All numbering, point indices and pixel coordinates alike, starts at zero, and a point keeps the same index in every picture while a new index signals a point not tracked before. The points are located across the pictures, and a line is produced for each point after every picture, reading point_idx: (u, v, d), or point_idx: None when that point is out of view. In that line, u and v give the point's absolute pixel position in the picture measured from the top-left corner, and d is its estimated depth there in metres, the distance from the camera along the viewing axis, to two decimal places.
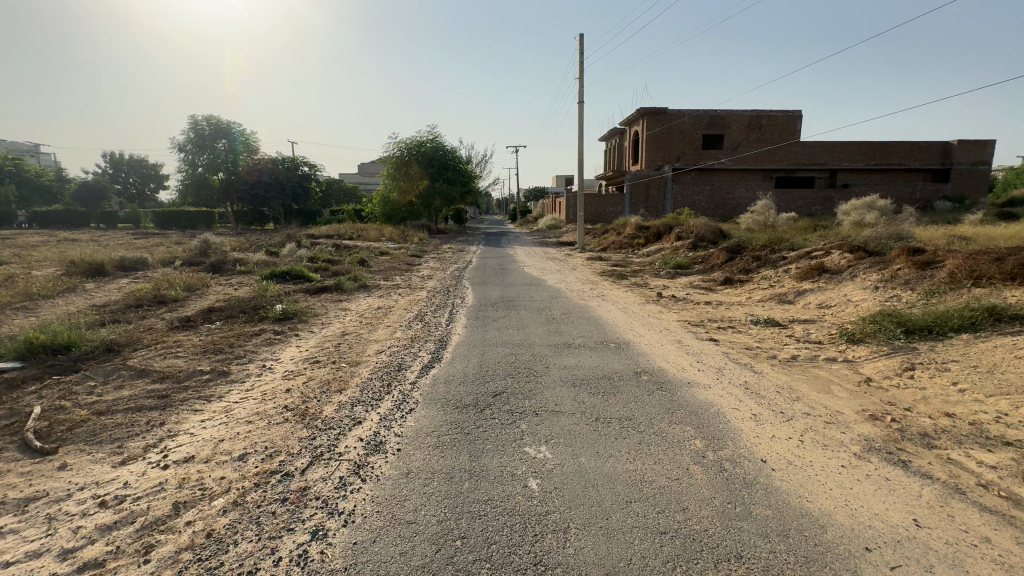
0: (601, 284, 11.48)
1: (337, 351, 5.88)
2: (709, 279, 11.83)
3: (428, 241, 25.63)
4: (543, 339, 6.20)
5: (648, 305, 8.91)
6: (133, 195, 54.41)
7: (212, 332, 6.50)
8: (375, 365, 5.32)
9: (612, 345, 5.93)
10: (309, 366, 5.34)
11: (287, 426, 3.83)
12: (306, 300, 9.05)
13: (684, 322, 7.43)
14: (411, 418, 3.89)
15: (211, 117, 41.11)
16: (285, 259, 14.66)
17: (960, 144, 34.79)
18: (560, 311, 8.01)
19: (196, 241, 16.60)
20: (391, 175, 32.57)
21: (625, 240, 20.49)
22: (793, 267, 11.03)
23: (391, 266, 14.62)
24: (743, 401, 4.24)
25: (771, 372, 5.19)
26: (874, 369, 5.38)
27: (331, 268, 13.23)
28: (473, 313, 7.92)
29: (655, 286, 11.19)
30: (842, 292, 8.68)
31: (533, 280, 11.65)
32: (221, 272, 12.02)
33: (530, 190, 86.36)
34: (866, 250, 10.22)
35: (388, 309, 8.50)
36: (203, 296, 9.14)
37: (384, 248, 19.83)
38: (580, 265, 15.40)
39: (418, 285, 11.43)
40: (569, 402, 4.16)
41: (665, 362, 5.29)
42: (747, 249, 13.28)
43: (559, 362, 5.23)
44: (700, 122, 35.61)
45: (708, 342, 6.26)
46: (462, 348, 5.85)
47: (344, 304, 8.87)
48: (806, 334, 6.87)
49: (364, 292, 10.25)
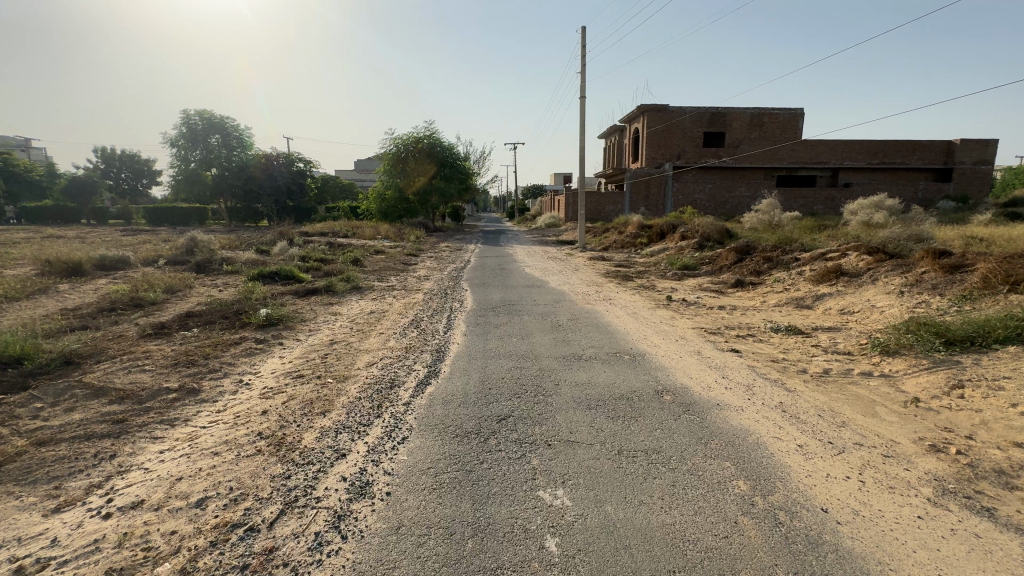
0: (606, 285, 10.96)
1: (324, 364, 5.32)
2: (719, 281, 11.32)
3: (425, 240, 25.03)
4: (550, 349, 5.66)
5: (659, 309, 8.39)
6: (125, 190, 53.36)
7: (188, 341, 5.94)
8: (365, 381, 4.77)
9: (626, 357, 5.39)
10: (291, 381, 4.78)
11: (258, 460, 3.27)
12: (295, 303, 8.48)
13: (700, 329, 6.92)
14: (404, 450, 3.34)
15: (203, 112, 40.27)
16: (276, 259, 14.07)
17: (962, 143, 34.46)
18: (566, 317, 7.47)
19: (183, 239, 16.00)
20: (387, 171, 32.01)
21: (628, 240, 19.97)
22: (808, 269, 10.53)
23: (386, 266, 14.07)
24: (784, 427, 3.72)
25: (805, 390, 4.66)
26: (917, 386, 4.85)
27: (324, 267, 12.68)
28: (473, 319, 7.37)
29: (663, 289, 10.67)
30: (864, 297, 8.17)
31: (535, 281, 11.11)
32: (206, 272, 11.42)
33: (528, 188, 85.72)
34: (887, 252, 9.71)
35: (381, 314, 7.95)
36: (183, 299, 8.56)
37: (380, 246, 19.24)
38: (583, 266, 14.84)
39: (414, 286, 10.87)
40: (585, 429, 3.62)
41: (688, 379, 4.76)
42: (757, 250, 12.77)
43: (570, 378, 4.68)
44: (702, 119, 35.10)
45: (730, 354, 5.74)
46: (462, 361, 5.32)
47: (335, 308, 8.31)
48: (834, 344, 6.35)
49: (357, 294, 9.69)
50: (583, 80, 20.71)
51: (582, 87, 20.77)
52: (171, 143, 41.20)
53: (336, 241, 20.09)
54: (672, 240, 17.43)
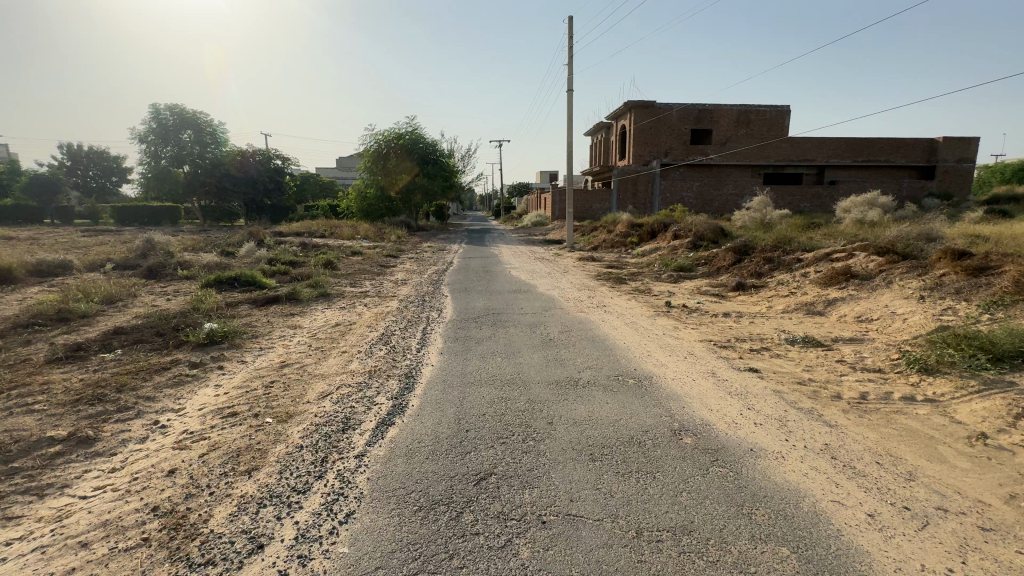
0: (599, 289, 10.14)
1: (267, 397, 4.37)
2: (718, 284, 10.59)
3: (406, 240, 23.98)
4: (540, 373, 4.79)
5: (658, 317, 7.61)
6: (92, 188, 50.97)
7: (104, 366, 4.92)
8: (312, 421, 3.84)
9: (630, 382, 4.55)
10: (218, 424, 3.82)
11: (138, 560, 2.34)
12: (249, 314, 7.46)
13: (708, 342, 6.13)
14: (346, 537, 2.44)
15: (174, 106, 38.51)
16: (240, 262, 12.96)
17: (944, 141, 34.54)
18: (557, 329, 6.61)
19: (139, 240, 14.72)
20: (368, 168, 30.80)
21: (618, 239, 19.20)
22: (813, 271, 9.84)
23: (361, 269, 13.07)
24: (845, 486, 2.90)
25: (848, 424, 3.86)
26: (973, 414, 4.10)
27: (291, 271, 11.62)
28: (452, 332, 6.47)
29: (659, 293, 9.89)
30: (881, 302, 7.48)
31: (522, 285, 10.24)
32: (157, 278, 10.29)
33: (514, 186, 84.84)
34: (898, 252, 9.05)
35: (348, 326, 7.01)
36: (120, 312, 7.48)
37: (357, 247, 18.18)
38: (572, 267, 14.02)
39: (389, 292, 9.93)
40: (591, 496, 2.75)
41: (708, 413, 3.93)
42: (756, 250, 12.08)
43: (564, 414, 3.82)
44: (689, 116, 34.60)
45: (750, 375, 4.92)
46: (435, 390, 4.41)
47: (295, 319, 7.32)
48: (860, 360, 5.59)
49: (324, 302, 8.69)
50: (570, 72, 19.87)
51: (569, 80, 19.92)
52: (140, 139, 39.39)
53: (311, 241, 18.96)
54: (664, 240, 16.72)
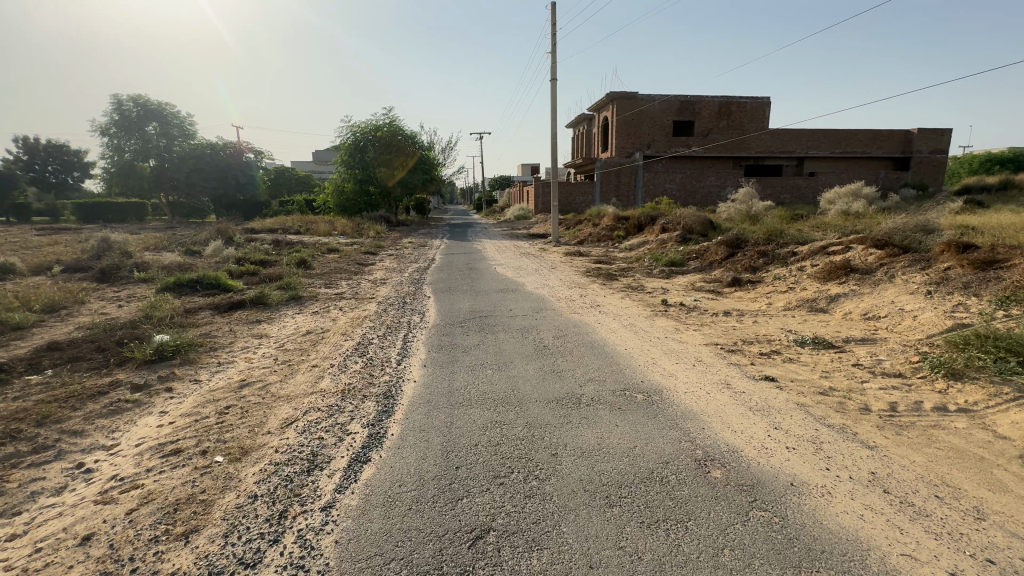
0: (589, 286, 9.65)
1: (220, 426, 3.73)
2: (712, 279, 10.21)
3: (386, 235, 23.14)
4: (537, 389, 4.24)
5: (656, 317, 7.15)
6: (52, 184, 48.32)
7: (26, 393, 4.19)
8: (271, 459, 3.22)
9: (638, 398, 4.05)
10: (156, 466, 3.18)
11: None
12: (210, 323, 6.74)
13: (714, 346, 5.68)
14: None
15: (137, 96, 36.58)
16: (206, 262, 12.09)
17: (919, 132, 35.00)
18: (551, 334, 6.07)
19: (95, 240, 13.65)
20: (345, 162, 29.73)
21: (604, 233, 18.78)
22: (809, 265, 9.51)
23: (337, 268, 12.32)
24: (912, 533, 2.43)
25: (888, 445, 3.40)
26: (1016, 427, 3.69)
27: (261, 271, 10.82)
28: (436, 340, 5.86)
29: (653, 290, 9.45)
30: (886, 297, 7.14)
31: (509, 284, 9.68)
32: (111, 281, 9.42)
33: (496, 179, 83.96)
34: (897, 244, 8.76)
35: (320, 333, 6.36)
36: (62, 322, 6.67)
37: (334, 244, 17.33)
38: (559, 263, 13.50)
39: (367, 293, 9.26)
40: (615, 561, 2.22)
41: (734, 436, 3.44)
42: (748, 243, 11.74)
43: (570, 443, 3.28)
44: (671, 107, 34.34)
45: (767, 386, 4.45)
46: (418, 413, 3.83)
47: (260, 327, 6.62)
48: (877, 362, 5.19)
49: (295, 306, 7.98)
50: (553, 61, 19.27)
51: (552, 69, 19.32)
52: (102, 131, 37.40)
53: (285, 238, 18.06)
54: (652, 233, 16.33)
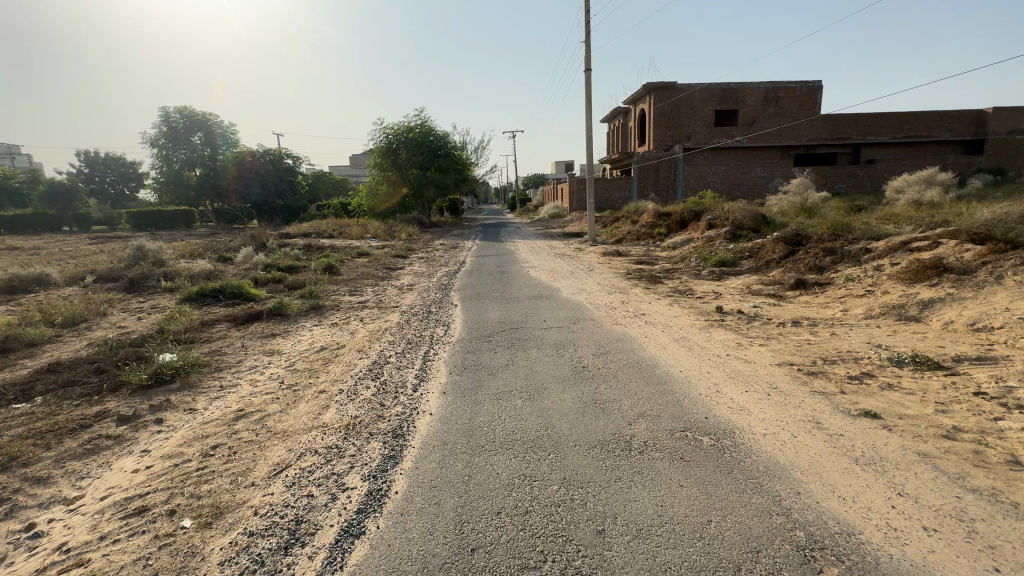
0: (631, 291, 8.77)
1: (199, 475, 3.14)
2: (772, 281, 9.09)
3: (418, 237, 22.79)
4: (576, 428, 3.47)
5: (711, 328, 6.21)
6: (110, 195, 51.21)
7: (6, 426, 3.78)
8: (245, 527, 2.60)
9: (704, 444, 3.22)
10: (110, 533, 2.62)
11: None
12: (223, 337, 6.32)
13: (790, 368, 4.71)
14: None
15: (183, 108, 37.72)
16: (235, 269, 11.94)
17: (994, 112, 31.64)
18: (590, 351, 5.26)
19: (132, 248, 13.82)
20: (378, 165, 29.76)
21: (644, 230, 17.71)
22: (888, 265, 8.25)
23: (364, 274, 11.92)
24: None
25: None
26: None
27: (287, 279, 10.51)
28: (459, 359, 5.15)
29: (704, 295, 8.47)
30: (997, 304, 5.90)
31: (543, 289, 8.91)
32: (138, 291, 9.29)
33: (528, 178, 83.16)
34: (1000, 238, 7.40)
35: (335, 349, 5.81)
36: (76, 338, 6.42)
37: (365, 248, 17.05)
38: (597, 264, 12.60)
39: (392, 301, 8.72)
40: None
41: (845, 508, 2.54)
42: (810, 239, 10.47)
43: (620, 515, 2.50)
44: (713, 96, 32.53)
45: (870, 427, 3.48)
46: (430, 462, 3.12)
47: (273, 342, 6.13)
48: (1006, 390, 4.08)
49: (314, 317, 7.50)
50: (588, 51, 18.29)
51: (586, 59, 18.36)
52: (152, 144, 39.05)
53: (317, 242, 17.92)
54: (697, 231, 15.15)
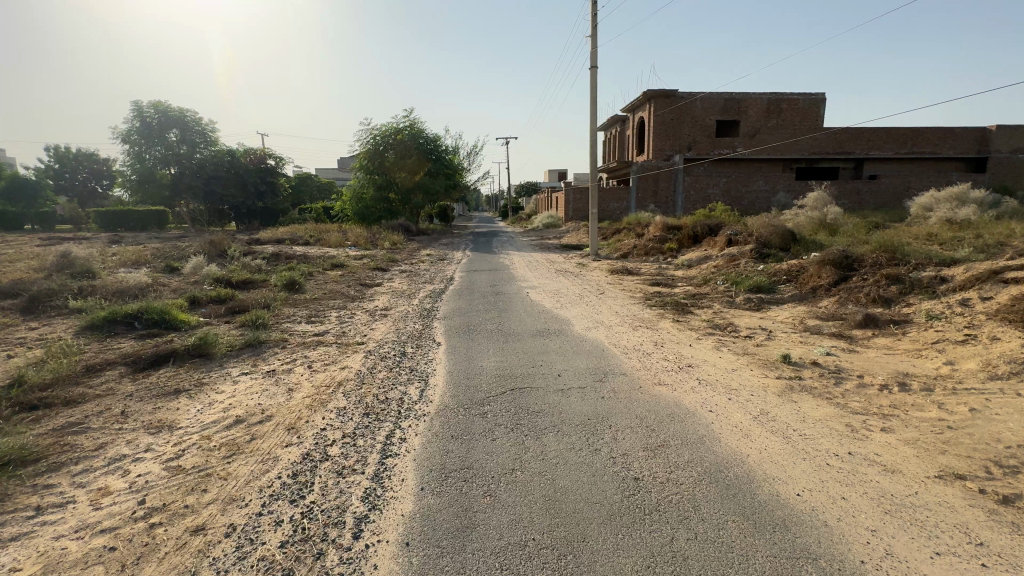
0: (661, 327, 7.00)
1: None
2: (830, 317, 7.40)
3: (403, 246, 20.93)
4: None
5: (792, 395, 4.43)
6: (80, 192, 48.54)
7: None
8: None
9: None
10: None
11: None
12: (100, 396, 4.41)
13: (970, 495, 2.86)
14: None
15: (157, 103, 35.34)
16: (178, 285, 9.96)
17: (998, 130, 30.62)
18: (640, 443, 3.43)
19: (60, 254, 11.69)
20: (363, 167, 27.79)
21: (653, 244, 16.10)
22: (982, 301, 6.56)
23: (331, 292, 10.01)
24: None
25: None
26: None
27: (232, 297, 8.58)
28: (438, 456, 3.28)
29: (751, 333, 6.75)
30: None
31: (548, 322, 7.09)
32: (35, 314, 7.31)
33: (522, 185, 81.74)
34: None
35: (256, 424, 3.90)
36: None
37: (341, 258, 15.08)
38: (608, 286, 10.82)
39: (357, 334, 6.84)
40: None
41: None
42: (863, 263, 8.80)
43: None
44: (715, 105, 31.28)
45: None
46: None
47: (173, 408, 4.22)
48: None
49: (248, 359, 5.60)
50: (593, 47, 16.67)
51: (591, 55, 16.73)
52: (124, 139, 36.46)
53: (289, 250, 15.92)
54: (716, 247, 13.52)
